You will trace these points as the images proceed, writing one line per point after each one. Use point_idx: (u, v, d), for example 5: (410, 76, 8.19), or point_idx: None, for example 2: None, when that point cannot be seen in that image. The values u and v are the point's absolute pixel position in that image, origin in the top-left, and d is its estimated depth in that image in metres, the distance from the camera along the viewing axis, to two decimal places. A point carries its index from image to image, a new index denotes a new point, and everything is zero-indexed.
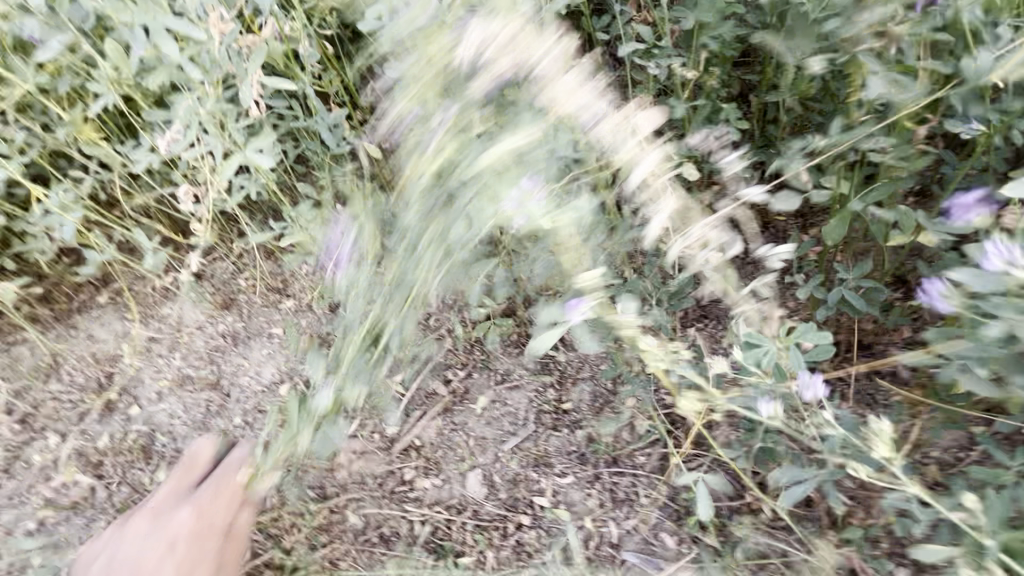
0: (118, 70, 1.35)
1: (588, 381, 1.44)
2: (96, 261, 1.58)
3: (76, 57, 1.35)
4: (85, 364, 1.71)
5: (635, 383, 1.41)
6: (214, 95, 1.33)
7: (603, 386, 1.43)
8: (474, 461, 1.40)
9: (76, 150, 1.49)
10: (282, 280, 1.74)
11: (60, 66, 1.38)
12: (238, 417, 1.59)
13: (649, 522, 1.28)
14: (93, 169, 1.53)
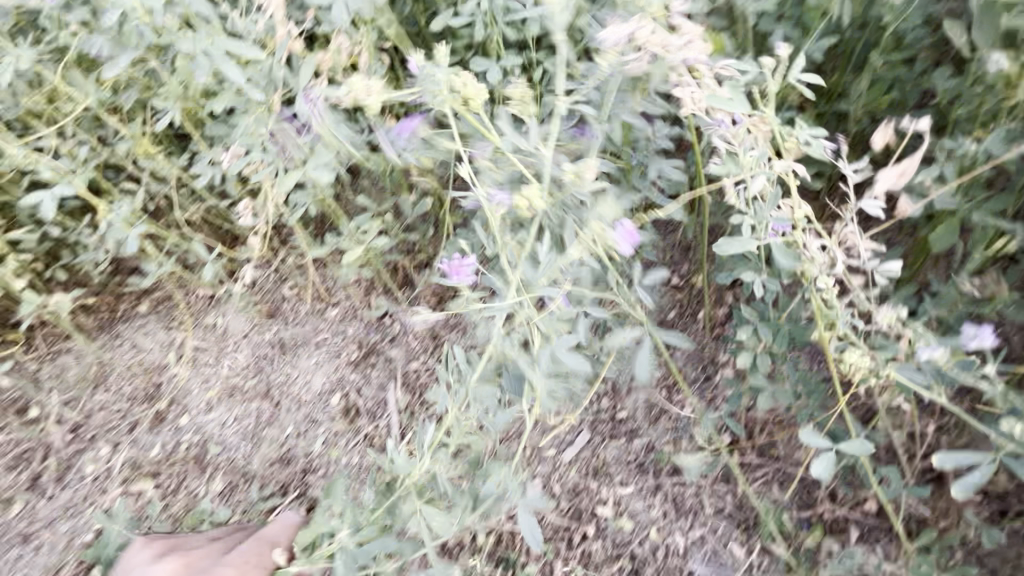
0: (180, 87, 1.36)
1: (643, 391, 1.44)
2: (155, 273, 1.57)
3: (139, 72, 1.36)
4: (132, 374, 1.72)
5: (691, 395, 1.42)
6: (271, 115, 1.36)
7: (658, 397, 1.43)
8: (534, 471, 1.38)
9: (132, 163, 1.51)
10: (327, 288, 1.75)
11: (121, 79, 1.39)
12: (291, 427, 1.56)
13: (717, 533, 1.28)
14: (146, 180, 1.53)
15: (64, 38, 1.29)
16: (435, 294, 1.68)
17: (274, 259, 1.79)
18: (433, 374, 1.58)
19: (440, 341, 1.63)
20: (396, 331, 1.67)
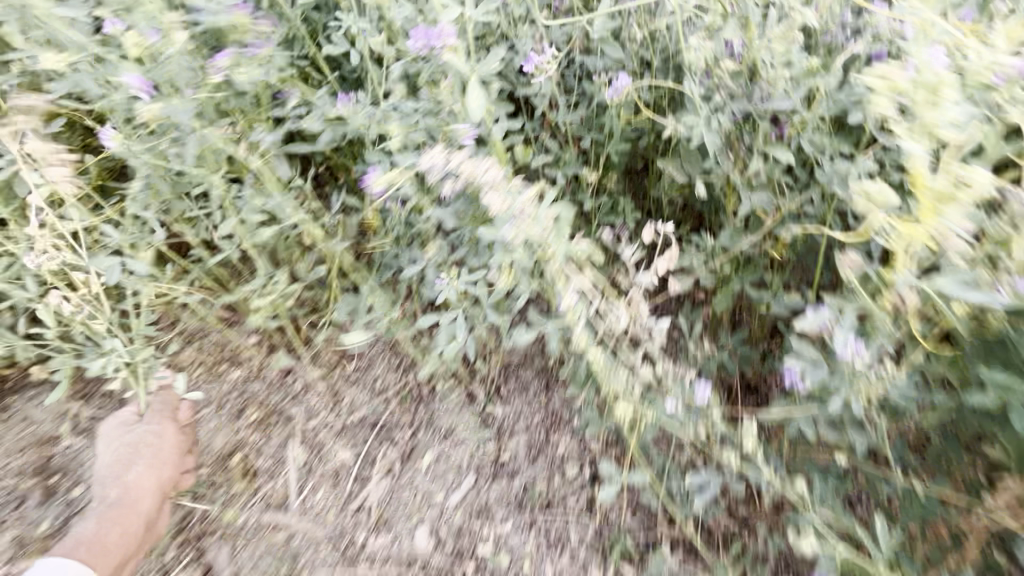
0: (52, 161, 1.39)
1: (524, 435, 1.59)
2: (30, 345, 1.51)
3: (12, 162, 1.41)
4: (24, 448, 1.69)
5: (564, 434, 1.58)
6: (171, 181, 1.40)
7: (536, 439, 1.59)
8: (422, 516, 1.52)
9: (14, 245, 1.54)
10: (231, 351, 1.76)
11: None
12: (188, 490, 1.60)
13: (580, 561, 1.44)
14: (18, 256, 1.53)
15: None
16: (335, 352, 1.72)
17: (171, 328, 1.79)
18: (331, 430, 1.65)
19: (339, 397, 1.68)
20: (297, 389, 1.70)
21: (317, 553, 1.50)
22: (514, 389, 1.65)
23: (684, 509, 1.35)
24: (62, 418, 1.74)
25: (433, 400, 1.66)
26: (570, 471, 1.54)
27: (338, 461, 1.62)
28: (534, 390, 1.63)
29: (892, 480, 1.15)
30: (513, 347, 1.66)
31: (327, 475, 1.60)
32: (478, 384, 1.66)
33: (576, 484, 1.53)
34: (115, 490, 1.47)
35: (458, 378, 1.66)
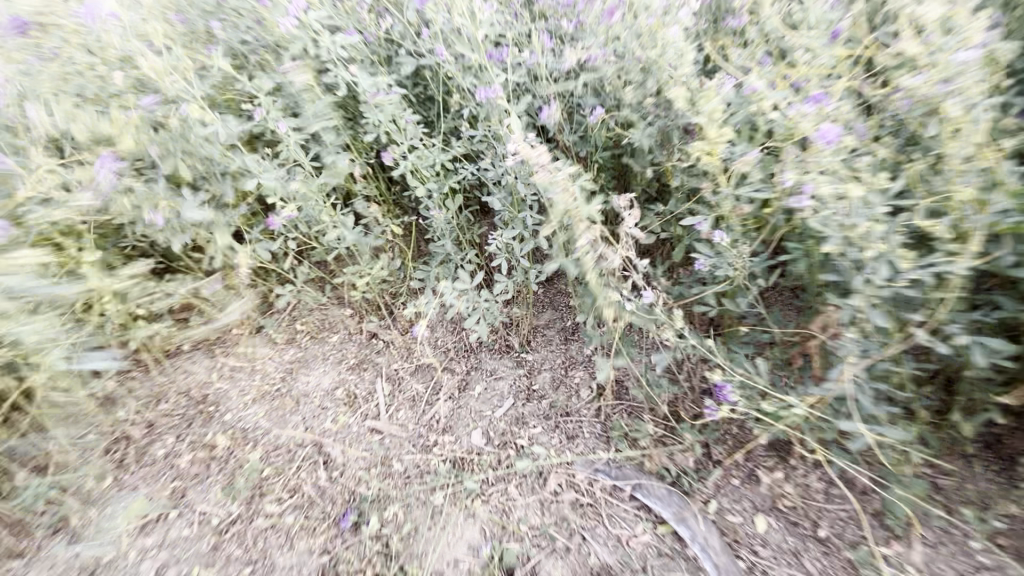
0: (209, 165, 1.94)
1: (550, 373, 2.17)
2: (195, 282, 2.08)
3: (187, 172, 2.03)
4: (188, 391, 2.31)
5: (578, 370, 2.14)
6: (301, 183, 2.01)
7: (558, 374, 2.15)
8: (477, 424, 2.06)
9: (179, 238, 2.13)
10: (331, 321, 2.42)
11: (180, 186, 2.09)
12: (308, 412, 2.17)
13: (594, 449, 1.89)
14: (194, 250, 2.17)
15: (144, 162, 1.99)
16: (407, 320, 2.38)
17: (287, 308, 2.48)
18: (407, 370, 2.26)
19: (412, 349, 2.30)
20: (381, 346, 2.33)
21: (402, 448, 2.00)
22: (541, 342, 2.25)
23: (659, 393, 1.85)
24: (211, 369, 2.37)
25: (481, 350, 2.27)
26: (583, 391, 2.06)
27: (413, 390, 2.20)
28: (553, 340, 2.24)
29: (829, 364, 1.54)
30: (540, 313, 2.29)
31: (406, 398, 2.17)
32: (514, 338, 2.27)
33: (589, 400, 2.03)
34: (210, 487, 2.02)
35: (497, 333, 2.28)
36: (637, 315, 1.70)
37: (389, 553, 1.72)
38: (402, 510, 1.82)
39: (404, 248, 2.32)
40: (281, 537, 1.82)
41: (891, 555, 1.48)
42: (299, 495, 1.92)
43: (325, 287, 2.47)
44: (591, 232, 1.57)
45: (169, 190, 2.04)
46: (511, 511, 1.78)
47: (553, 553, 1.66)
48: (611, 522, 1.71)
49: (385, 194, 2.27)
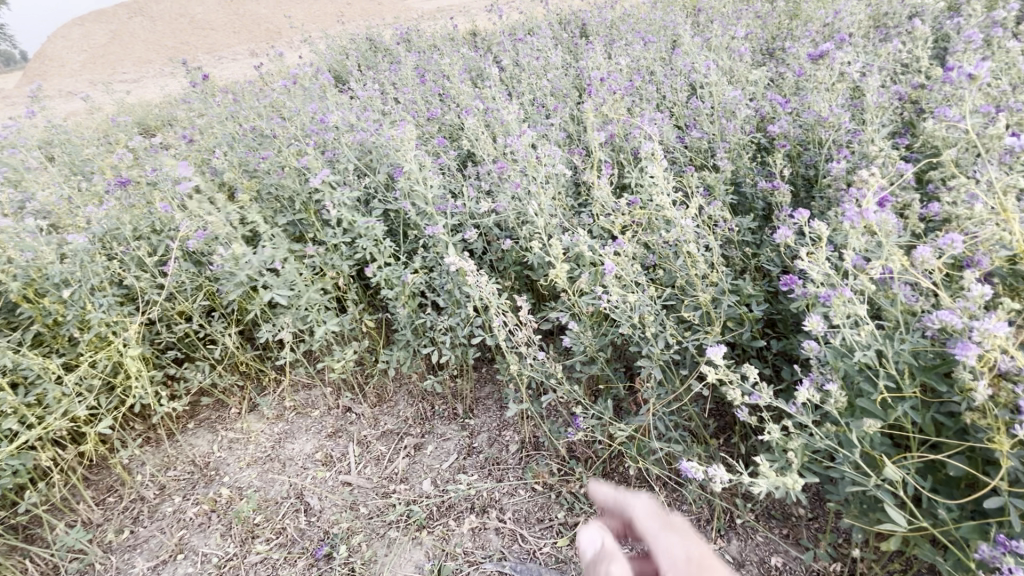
0: (231, 278, 2.63)
1: (488, 433, 2.69)
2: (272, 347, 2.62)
3: (207, 285, 2.76)
4: (191, 459, 2.80)
5: (509, 430, 2.67)
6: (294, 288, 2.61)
7: (494, 434, 2.68)
8: (427, 474, 2.58)
9: (198, 336, 2.87)
10: (313, 401, 3.00)
11: (202, 294, 2.79)
12: (292, 472, 2.70)
13: (515, 490, 2.43)
14: (214, 349, 2.89)
15: (185, 277, 2.73)
16: (375, 395, 2.95)
17: (277, 388, 3.04)
18: (374, 434, 2.82)
19: (379, 419, 2.88)
20: (354, 417, 2.91)
21: (367, 496, 2.54)
22: (482, 409, 2.80)
23: (561, 441, 2.42)
24: (213, 442, 2.87)
25: (434, 417, 2.83)
26: (512, 445, 2.60)
27: (378, 450, 2.75)
28: (491, 408, 2.79)
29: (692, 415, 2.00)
30: (481, 386, 2.86)
31: (372, 457, 2.72)
32: (460, 406, 2.82)
33: (517, 452, 2.57)
34: (212, 533, 2.50)
35: (447, 403, 2.85)
36: (535, 373, 2.25)
37: (353, 574, 2.26)
38: (365, 542, 2.36)
39: (373, 337, 2.91)
40: (268, 568, 2.35)
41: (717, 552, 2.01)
42: (283, 534, 2.45)
43: (309, 371, 3.04)
44: (500, 319, 2.24)
45: (197, 297, 2.76)
46: (449, 538, 2.31)
47: (479, 568, 2.21)
48: (524, 541, 2.26)
49: (361, 295, 2.89)
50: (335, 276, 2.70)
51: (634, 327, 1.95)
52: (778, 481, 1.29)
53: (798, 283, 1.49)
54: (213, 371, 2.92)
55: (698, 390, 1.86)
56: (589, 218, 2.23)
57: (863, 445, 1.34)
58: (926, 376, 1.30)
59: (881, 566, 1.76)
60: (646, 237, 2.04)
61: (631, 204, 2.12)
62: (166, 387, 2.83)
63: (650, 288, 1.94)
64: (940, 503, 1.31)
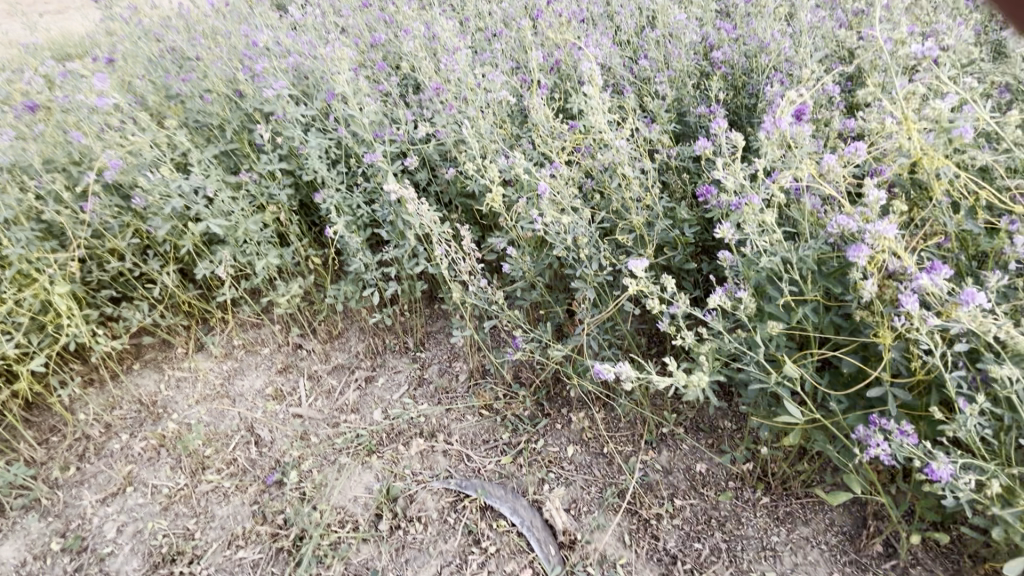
0: (162, 211, 2.52)
1: (438, 365, 2.72)
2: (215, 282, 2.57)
3: (138, 220, 2.64)
4: (137, 399, 2.77)
5: (458, 360, 2.70)
6: (231, 221, 2.52)
7: (444, 364, 2.71)
8: (377, 404, 2.61)
9: (133, 274, 2.77)
10: (261, 339, 2.95)
11: (134, 229, 2.67)
12: (242, 406, 2.70)
13: (462, 415, 2.48)
14: (152, 287, 2.80)
15: (112, 211, 2.59)
16: (326, 332, 2.93)
17: (224, 328, 2.99)
18: (325, 368, 2.82)
19: (330, 355, 2.87)
20: (304, 354, 2.89)
21: (318, 426, 2.58)
22: (432, 342, 2.81)
23: (506, 367, 2.49)
24: (159, 381, 2.84)
25: (385, 351, 2.83)
26: (461, 374, 2.63)
27: (329, 383, 2.76)
28: (441, 341, 2.80)
29: (628, 335, 2.06)
30: (432, 320, 2.86)
31: (322, 390, 2.73)
32: (411, 339, 2.83)
33: (466, 380, 2.60)
34: (161, 466, 2.50)
35: (397, 337, 2.85)
36: (478, 301, 2.28)
37: (304, 497, 2.30)
38: (316, 468, 2.39)
39: (320, 273, 2.86)
40: (220, 496, 2.37)
41: (648, 462, 2.14)
42: (235, 464, 2.47)
43: (257, 310, 2.99)
44: (443, 248, 2.24)
45: (127, 231, 2.64)
46: (399, 460, 2.36)
47: (426, 487, 2.25)
48: (469, 461, 2.31)
49: (305, 231, 2.82)
50: (274, 208, 2.61)
51: (571, 250, 1.97)
52: (684, 381, 1.40)
53: (715, 194, 1.56)
54: (153, 310, 2.84)
55: (630, 309, 1.93)
56: (530, 143, 2.20)
57: (767, 347, 1.44)
58: (827, 281, 1.39)
59: (790, 465, 1.93)
60: (584, 161, 2.04)
61: (570, 128, 2.10)
62: (103, 327, 2.75)
63: (585, 211, 1.96)
64: (832, 397, 1.43)
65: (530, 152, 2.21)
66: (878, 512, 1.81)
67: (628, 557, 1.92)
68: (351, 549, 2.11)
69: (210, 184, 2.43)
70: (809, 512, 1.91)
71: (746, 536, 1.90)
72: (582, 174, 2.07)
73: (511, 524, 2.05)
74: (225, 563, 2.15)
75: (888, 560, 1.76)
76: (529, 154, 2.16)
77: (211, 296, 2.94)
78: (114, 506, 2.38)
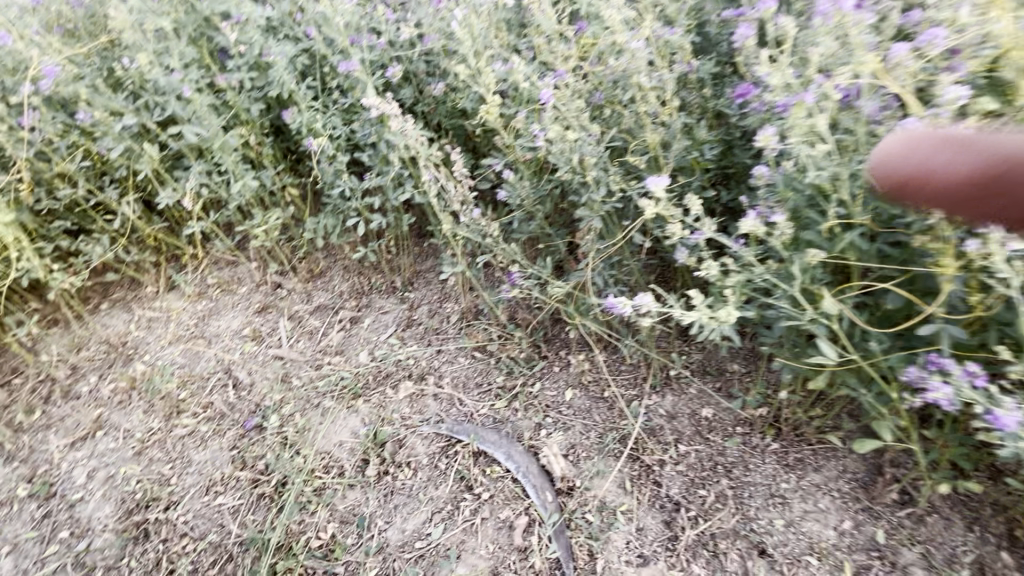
0: (112, 128, 2.23)
1: (428, 305, 2.51)
2: (179, 211, 2.31)
3: (88, 141, 2.34)
4: (105, 339, 2.57)
5: (451, 300, 2.49)
6: (192, 141, 2.24)
7: (435, 305, 2.50)
8: (364, 346, 2.42)
9: (90, 204, 2.50)
10: (236, 277, 2.72)
11: (84, 152, 2.38)
12: (217, 347, 2.50)
13: (455, 357, 2.31)
14: (112, 218, 2.54)
15: (57, 129, 2.29)
16: (306, 270, 2.70)
17: (197, 265, 2.75)
18: (307, 308, 2.60)
19: (312, 295, 2.65)
20: (283, 293, 2.66)
21: (300, 368, 2.39)
22: (422, 281, 2.59)
23: (501, 307, 2.29)
24: (128, 321, 2.63)
25: (371, 291, 2.61)
26: (453, 315, 2.44)
27: (311, 324, 2.55)
28: (432, 281, 2.58)
29: (636, 270, 1.86)
30: (422, 259, 2.63)
31: (304, 331, 2.53)
32: (399, 279, 2.61)
33: (459, 321, 2.41)
34: (132, 410, 2.32)
35: (384, 276, 2.62)
36: (471, 232, 2.05)
37: (286, 443, 2.14)
38: (299, 412, 2.23)
39: (298, 205, 2.60)
40: (196, 440, 2.21)
41: (652, 407, 2.00)
42: (211, 408, 2.30)
43: (231, 246, 2.74)
44: (431, 172, 1.99)
45: (77, 154, 2.35)
46: (387, 404, 2.21)
47: (415, 432, 2.10)
48: (462, 405, 2.16)
49: (280, 157, 2.55)
50: (242, 128, 2.32)
51: (577, 172, 1.74)
52: (696, 315, 1.26)
53: (756, 93, 1.37)
54: (115, 244, 2.59)
55: (639, 241, 1.73)
56: (531, 51, 1.91)
57: (803, 279, 1.26)
58: (878, 202, 1.21)
59: (804, 410, 1.81)
60: (593, 70, 1.77)
61: (577, 30, 1.81)
62: (60, 261, 2.51)
63: (593, 128, 1.71)
64: (873, 336, 1.26)
65: (531, 60, 1.92)
66: (896, 460, 1.70)
67: (629, 504, 1.81)
68: (336, 495, 1.98)
69: (187, 84, 2.16)
70: (820, 460, 1.78)
71: (754, 483, 1.79)
72: (590, 86, 1.80)
73: (506, 470, 1.94)
74: (202, 509, 2.01)
75: (903, 508, 1.65)
76: (530, 62, 1.87)
77: (179, 230, 2.68)
78: (83, 451, 2.23)
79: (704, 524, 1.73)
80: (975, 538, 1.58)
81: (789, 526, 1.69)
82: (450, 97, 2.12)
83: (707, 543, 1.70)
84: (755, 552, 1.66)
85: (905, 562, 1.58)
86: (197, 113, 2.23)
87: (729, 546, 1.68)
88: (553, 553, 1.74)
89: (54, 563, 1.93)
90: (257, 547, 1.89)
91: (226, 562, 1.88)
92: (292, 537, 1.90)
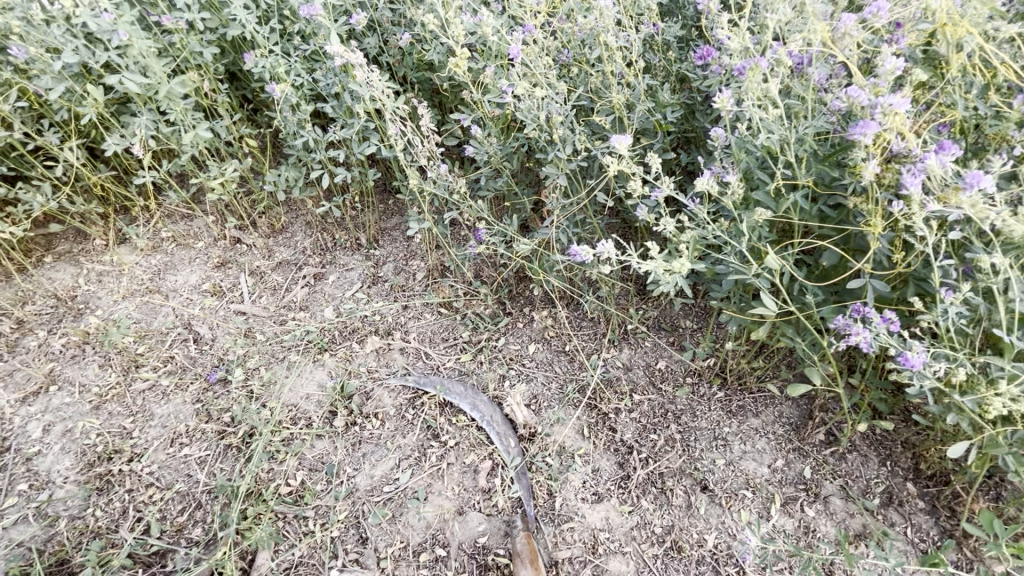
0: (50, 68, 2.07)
1: (394, 263, 2.52)
2: (130, 158, 2.20)
3: (23, 79, 2.17)
4: (52, 294, 2.46)
5: (417, 258, 2.51)
6: (142, 84, 2.11)
7: (401, 264, 2.51)
8: (329, 302, 2.42)
9: (27, 149, 2.34)
10: (194, 231, 2.64)
11: (19, 92, 2.21)
12: (175, 302, 2.44)
13: (421, 314, 2.35)
14: (55, 166, 2.40)
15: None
16: (267, 225, 2.64)
17: (149, 218, 2.65)
18: (268, 264, 2.56)
19: (274, 251, 2.60)
20: (243, 249, 2.61)
21: (264, 324, 2.37)
22: (388, 239, 2.59)
23: (467, 266, 2.33)
24: (77, 275, 2.52)
25: (336, 248, 2.59)
26: (419, 273, 2.46)
27: (273, 280, 2.51)
28: (398, 239, 2.59)
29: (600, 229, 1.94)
30: (388, 217, 2.62)
31: (266, 286, 2.49)
32: (364, 236, 2.59)
33: (425, 278, 2.44)
34: (87, 365, 2.26)
35: (348, 233, 2.60)
36: (439, 189, 2.05)
37: (252, 396, 2.15)
38: (264, 367, 2.23)
39: (256, 157, 2.52)
40: (158, 394, 2.18)
41: (609, 359, 2.12)
42: (171, 362, 2.26)
43: (186, 199, 2.65)
44: (397, 125, 1.96)
45: (10, 94, 2.18)
46: (353, 359, 2.23)
47: (382, 384, 2.15)
48: (428, 358, 2.22)
49: (237, 106, 2.44)
50: (196, 73, 2.21)
51: (545, 131, 1.76)
52: (649, 265, 1.34)
53: (715, 57, 1.49)
54: (59, 194, 2.46)
55: (602, 200, 1.79)
56: (500, 4, 1.88)
57: (750, 236, 1.36)
58: (822, 166, 1.30)
59: (747, 361, 1.96)
60: (562, 28, 1.78)
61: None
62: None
63: (560, 88, 1.73)
64: (809, 289, 1.39)
65: (500, 14, 1.89)
66: (825, 405, 1.88)
67: (586, 448, 1.94)
68: (305, 445, 2.02)
69: (130, 21, 2.00)
70: (759, 406, 1.96)
71: (699, 427, 1.94)
72: (561, 47, 1.81)
73: (471, 419, 2.03)
74: (168, 460, 2.02)
75: (827, 447, 1.84)
76: (499, 15, 1.85)
77: (129, 180, 2.56)
78: (37, 407, 2.16)
79: (653, 465, 1.88)
80: (887, 472, 1.78)
81: (728, 465, 1.85)
82: (417, 49, 2.07)
83: (655, 481, 1.86)
84: (697, 488, 1.83)
85: (827, 493, 1.77)
86: (132, 61, 2.06)
87: (675, 483, 1.84)
88: (515, 493, 1.86)
89: (13, 515, 1.90)
90: (226, 495, 1.91)
91: (195, 510, 1.91)
92: (261, 485, 1.94)
